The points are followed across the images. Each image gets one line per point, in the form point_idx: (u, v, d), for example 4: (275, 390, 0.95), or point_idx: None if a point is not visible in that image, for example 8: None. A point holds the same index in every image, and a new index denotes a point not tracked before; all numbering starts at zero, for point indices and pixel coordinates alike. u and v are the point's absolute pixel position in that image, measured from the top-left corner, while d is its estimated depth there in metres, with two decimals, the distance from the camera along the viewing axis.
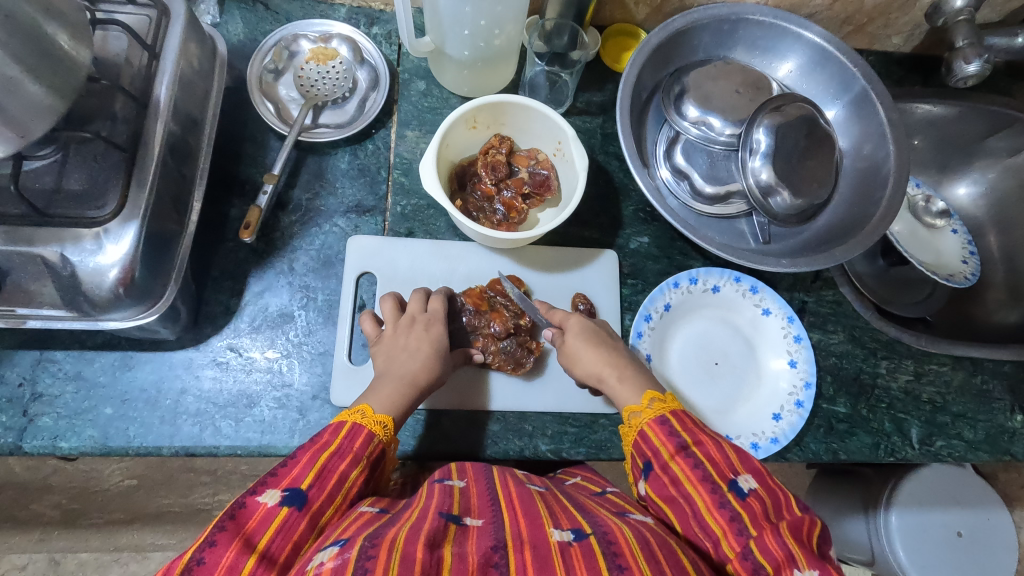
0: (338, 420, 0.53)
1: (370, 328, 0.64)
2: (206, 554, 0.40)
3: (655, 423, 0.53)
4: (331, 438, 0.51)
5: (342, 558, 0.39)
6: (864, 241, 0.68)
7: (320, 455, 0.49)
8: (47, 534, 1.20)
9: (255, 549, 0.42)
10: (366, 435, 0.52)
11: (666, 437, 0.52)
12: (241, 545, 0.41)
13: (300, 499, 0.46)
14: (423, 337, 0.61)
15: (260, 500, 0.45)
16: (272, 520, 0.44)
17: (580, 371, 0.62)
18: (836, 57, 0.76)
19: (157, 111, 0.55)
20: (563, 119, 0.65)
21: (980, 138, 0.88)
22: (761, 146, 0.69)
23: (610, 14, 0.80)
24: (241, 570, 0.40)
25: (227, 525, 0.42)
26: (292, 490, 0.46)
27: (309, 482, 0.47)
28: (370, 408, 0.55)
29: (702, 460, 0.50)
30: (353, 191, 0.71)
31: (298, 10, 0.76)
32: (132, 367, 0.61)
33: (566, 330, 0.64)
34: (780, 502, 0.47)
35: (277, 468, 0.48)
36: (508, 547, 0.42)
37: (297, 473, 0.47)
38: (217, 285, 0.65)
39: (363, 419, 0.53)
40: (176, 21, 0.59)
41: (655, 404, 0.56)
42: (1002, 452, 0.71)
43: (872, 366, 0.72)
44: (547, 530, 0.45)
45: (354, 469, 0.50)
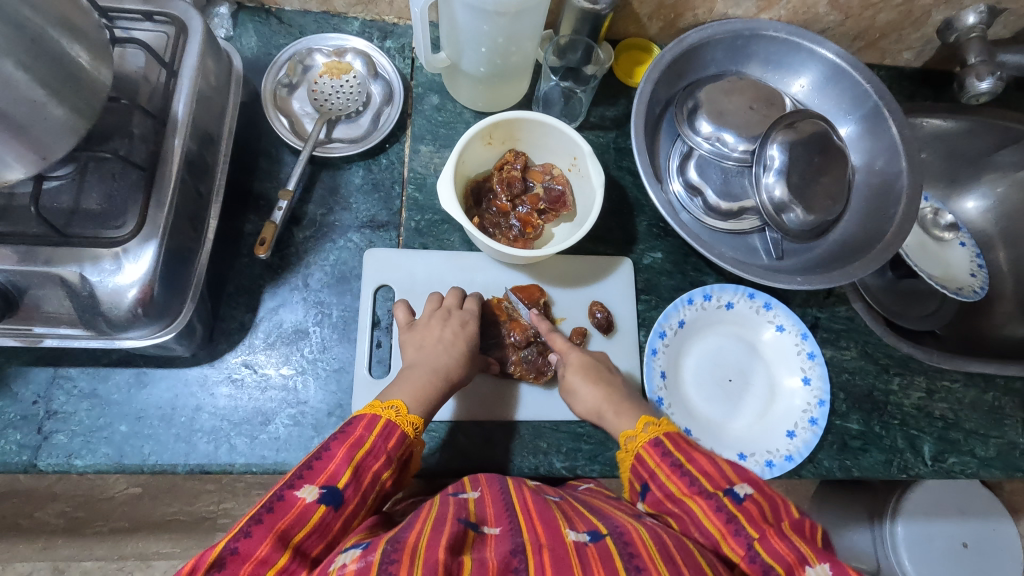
0: (370, 413, 0.52)
1: (403, 317, 0.64)
2: (240, 544, 0.41)
3: (650, 447, 0.54)
4: (366, 434, 0.50)
5: (365, 561, 0.40)
6: (878, 258, 0.68)
7: (356, 453, 0.49)
8: (52, 543, 1.20)
9: (290, 544, 0.42)
10: (399, 435, 0.52)
11: (661, 459, 0.53)
12: (274, 541, 0.42)
13: (337, 499, 0.46)
14: (459, 332, 0.63)
15: (298, 495, 0.45)
16: (308, 519, 0.44)
17: (580, 406, 0.61)
18: (849, 73, 0.76)
19: (175, 129, 0.55)
20: (578, 136, 0.64)
21: (990, 152, 0.89)
22: (775, 163, 0.70)
23: (623, 28, 0.79)
24: (272, 565, 0.41)
25: (264, 518, 0.43)
26: (329, 488, 0.46)
27: (345, 480, 0.47)
28: (404, 405, 0.54)
29: (697, 476, 0.50)
30: (367, 207, 0.71)
31: (312, 24, 0.76)
32: (147, 385, 0.61)
33: (567, 364, 0.64)
34: (777, 504, 0.48)
35: (313, 459, 0.48)
36: (527, 552, 0.42)
37: (335, 469, 0.47)
38: (232, 301, 0.65)
39: (397, 416, 0.53)
40: (193, 37, 0.58)
41: (650, 428, 0.56)
42: (1015, 469, 0.71)
43: (884, 383, 0.72)
44: (562, 530, 0.46)
45: (387, 470, 0.50)
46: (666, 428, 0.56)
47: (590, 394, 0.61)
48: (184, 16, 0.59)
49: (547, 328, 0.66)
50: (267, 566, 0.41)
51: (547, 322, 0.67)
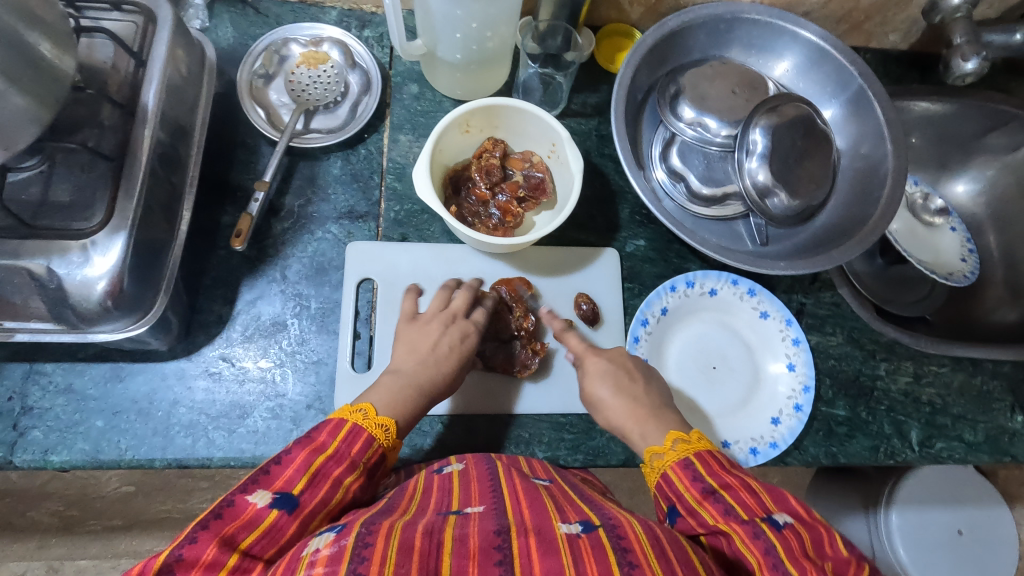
0: (337, 418, 0.52)
1: (409, 307, 0.65)
2: (185, 550, 0.39)
3: (678, 469, 0.50)
4: (329, 439, 0.49)
5: (338, 545, 0.38)
6: (863, 242, 0.67)
7: (316, 457, 0.48)
8: (46, 541, 1.20)
9: (238, 548, 0.41)
10: (365, 439, 0.51)
11: (691, 484, 0.48)
12: (222, 543, 0.40)
13: (291, 504, 0.45)
14: (456, 346, 0.61)
15: (249, 500, 0.44)
16: (260, 522, 0.43)
17: (603, 419, 0.59)
18: (833, 56, 0.75)
19: (145, 118, 0.54)
20: (556, 120, 0.64)
21: (979, 135, 0.88)
22: (757, 147, 0.68)
23: (604, 13, 0.78)
24: (220, 569, 0.39)
25: (210, 523, 0.41)
26: (283, 494, 0.45)
27: (301, 486, 0.46)
28: (372, 408, 0.54)
29: (733, 505, 0.46)
30: (346, 197, 0.70)
31: (288, 14, 0.75)
32: (123, 379, 0.60)
33: (584, 371, 0.62)
34: (820, 537, 0.44)
35: (270, 465, 0.47)
36: (512, 532, 0.41)
37: (291, 474, 0.46)
38: (210, 293, 0.64)
39: (365, 420, 0.52)
40: (162, 26, 0.57)
41: (679, 447, 0.52)
42: (1003, 453, 0.70)
43: (871, 368, 0.71)
44: (553, 524, 0.42)
45: (350, 474, 0.48)
46: (697, 448, 0.52)
47: (610, 406, 0.58)
48: (153, 5, 0.58)
49: (558, 328, 0.65)
50: (216, 570, 0.39)
51: (559, 321, 0.66)
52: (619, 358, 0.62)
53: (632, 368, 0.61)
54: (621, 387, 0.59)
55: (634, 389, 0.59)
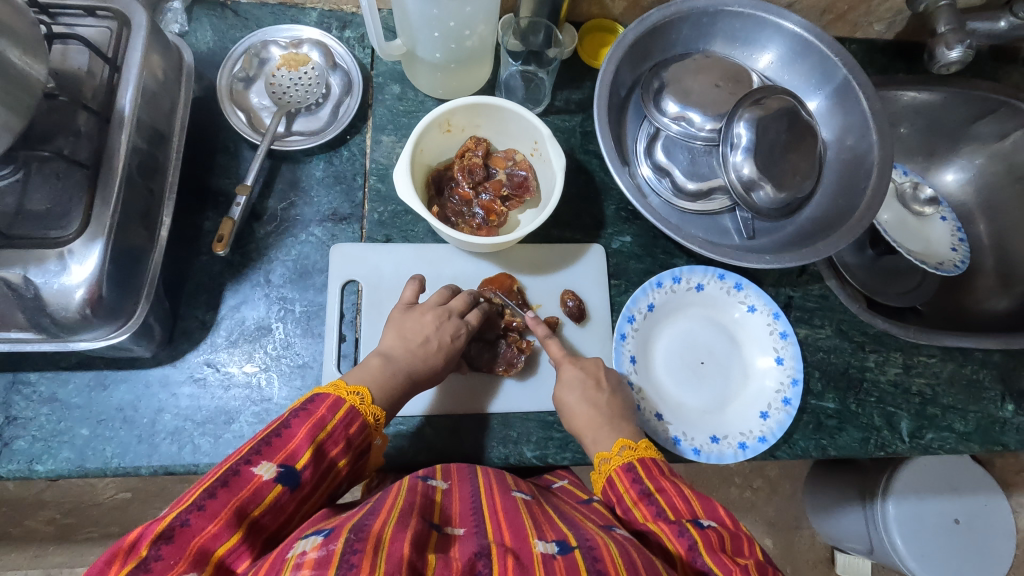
0: (334, 394, 0.52)
1: (409, 295, 0.63)
2: (192, 517, 0.40)
3: (621, 472, 0.53)
4: (328, 416, 0.50)
5: (326, 550, 0.38)
6: (849, 234, 0.67)
7: (317, 433, 0.48)
8: (44, 550, 1.19)
9: (245, 520, 0.42)
10: (360, 422, 0.51)
11: (631, 485, 0.52)
12: (230, 517, 0.41)
13: (293, 480, 0.45)
14: (446, 343, 0.60)
15: (255, 471, 0.44)
16: (265, 496, 0.44)
17: (569, 424, 0.60)
18: (816, 47, 0.74)
19: (121, 124, 0.54)
20: (538, 119, 0.63)
21: (967, 123, 0.87)
22: (742, 140, 0.68)
23: (586, 9, 0.78)
24: (223, 542, 0.40)
25: (217, 492, 0.42)
26: (287, 468, 0.45)
27: (304, 461, 0.46)
28: (369, 393, 0.53)
29: (663, 507, 0.49)
30: (329, 199, 0.69)
31: (268, 16, 0.74)
32: (108, 387, 0.60)
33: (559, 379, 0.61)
34: (739, 542, 0.46)
35: (272, 436, 0.47)
36: (492, 555, 0.41)
37: (295, 448, 0.47)
38: (193, 300, 0.64)
39: (361, 404, 0.52)
40: (137, 31, 0.57)
41: (625, 452, 0.55)
42: (994, 443, 0.70)
43: (860, 360, 0.71)
44: (530, 542, 0.43)
45: (344, 457, 0.49)
46: (641, 452, 0.55)
47: (576, 415, 0.59)
48: (128, 10, 0.58)
49: (542, 333, 0.64)
50: (219, 542, 0.40)
51: (543, 326, 0.64)
52: (594, 369, 0.62)
53: (601, 379, 0.61)
54: (586, 394, 0.59)
55: (599, 400, 0.59)
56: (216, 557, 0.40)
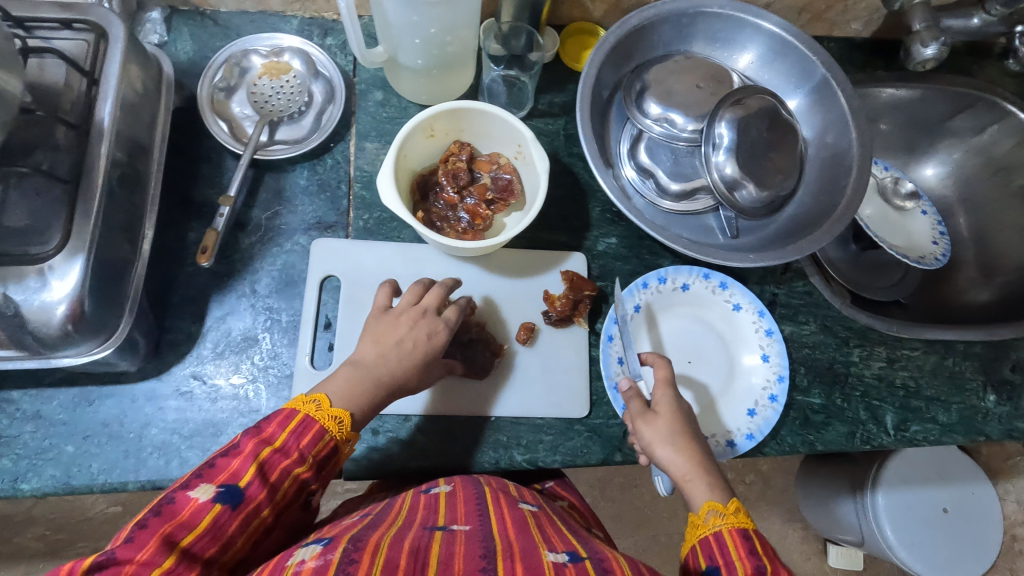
0: (287, 409, 0.51)
1: (382, 299, 0.61)
2: (120, 548, 0.40)
3: (736, 536, 0.50)
4: (277, 431, 0.49)
5: (324, 558, 0.39)
6: (830, 231, 0.68)
7: (262, 449, 0.48)
8: (34, 567, 1.18)
9: (177, 547, 0.42)
10: (315, 431, 0.51)
11: (745, 556, 0.48)
12: (160, 544, 0.41)
13: (236, 497, 0.45)
14: (421, 342, 0.58)
15: (191, 494, 0.44)
16: (202, 517, 0.43)
17: (662, 456, 0.56)
18: (795, 46, 0.75)
19: (100, 137, 0.54)
20: (520, 122, 0.63)
21: (945, 119, 0.89)
22: (724, 140, 0.69)
23: (567, 12, 0.78)
24: (156, 567, 0.40)
25: (148, 522, 0.42)
26: (227, 486, 0.45)
27: (247, 478, 0.46)
28: (327, 399, 0.53)
29: None
30: (314, 208, 0.69)
31: (249, 25, 0.74)
32: (93, 402, 0.59)
33: (658, 411, 0.59)
34: None
35: (218, 457, 0.47)
36: (498, 557, 0.41)
37: (236, 467, 0.46)
38: (178, 311, 0.63)
39: (317, 412, 0.51)
40: (115, 43, 0.56)
41: (740, 516, 0.51)
42: (977, 433, 0.71)
43: (845, 355, 0.72)
44: (541, 551, 0.43)
45: (299, 467, 0.49)
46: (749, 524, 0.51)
47: (675, 453, 0.56)
48: (105, 22, 0.57)
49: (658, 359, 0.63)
50: (150, 569, 0.40)
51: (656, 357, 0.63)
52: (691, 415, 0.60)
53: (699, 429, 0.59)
54: (684, 436, 0.57)
55: (695, 443, 0.57)
56: None
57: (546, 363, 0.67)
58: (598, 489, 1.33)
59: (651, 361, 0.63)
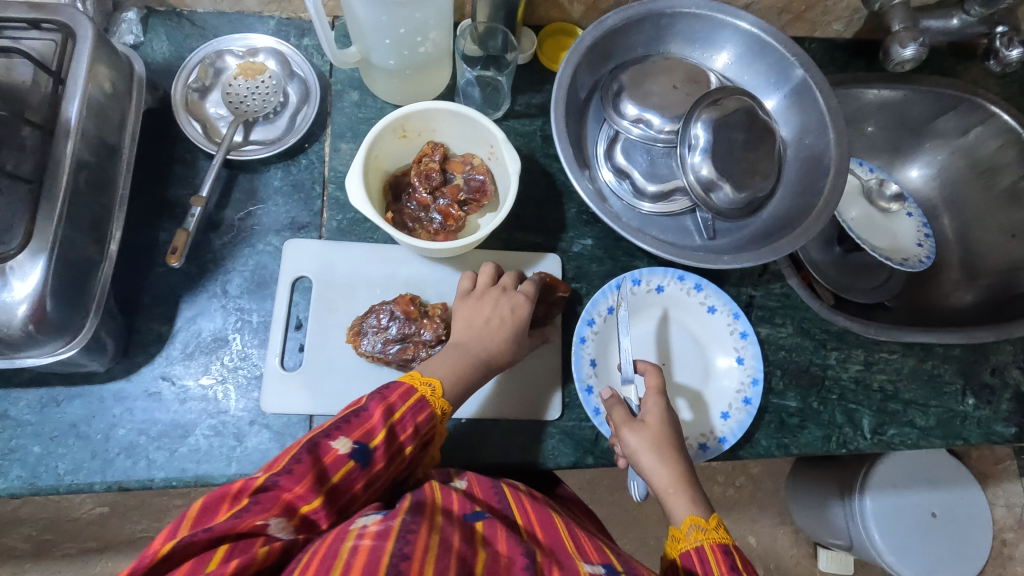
0: (408, 385, 0.52)
1: (466, 283, 0.64)
2: (281, 479, 0.42)
3: (718, 551, 0.51)
4: (399, 404, 0.50)
5: (386, 524, 0.41)
6: (806, 233, 0.67)
7: (388, 417, 0.49)
8: (20, 567, 1.18)
9: (326, 485, 0.44)
10: (429, 411, 0.52)
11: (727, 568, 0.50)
12: (312, 482, 0.43)
13: (365, 458, 0.47)
14: (507, 318, 0.61)
15: (333, 444, 0.46)
16: (340, 467, 0.45)
17: (647, 466, 0.56)
18: (773, 46, 0.74)
19: (65, 137, 0.53)
20: (491, 123, 0.63)
21: (929, 120, 0.88)
22: (699, 142, 0.68)
23: (545, 13, 0.78)
24: (307, 502, 0.43)
25: (302, 460, 0.44)
26: (361, 445, 0.47)
27: (378, 441, 0.47)
28: (439, 386, 0.54)
29: None
30: (287, 208, 0.69)
31: (225, 25, 0.74)
32: (61, 403, 0.59)
33: (646, 424, 0.58)
34: None
35: (350, 415, 0.48)
36: (539, 561, 0.43)
37: (370, 428, 0.48)
38: (148, 312, 0.63)
39: (431, 396, 0.53)
40: (83, 42, 0.56)
41: (717, 530, 0.53)
42: (955, 437, 0.71)
43: (821, 358, 0.71)
44: (579, 565, 0.45)
45: (411, 443, 0.50)
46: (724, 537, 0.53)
47: (656, 469, 0.56)
48: (73, 22, 0.57)
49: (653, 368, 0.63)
50: (305, 503, 0.43)
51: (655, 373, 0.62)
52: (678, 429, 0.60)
53: (684, 444, 0.59)
54: (665, 451, 0.57)
55: (676, 458, 0.57)
56: (300, 514, 0.43)
57: (534, 364, 0.67)
58: (586, 491, 1.33)
59: (644, 369, 0.63)
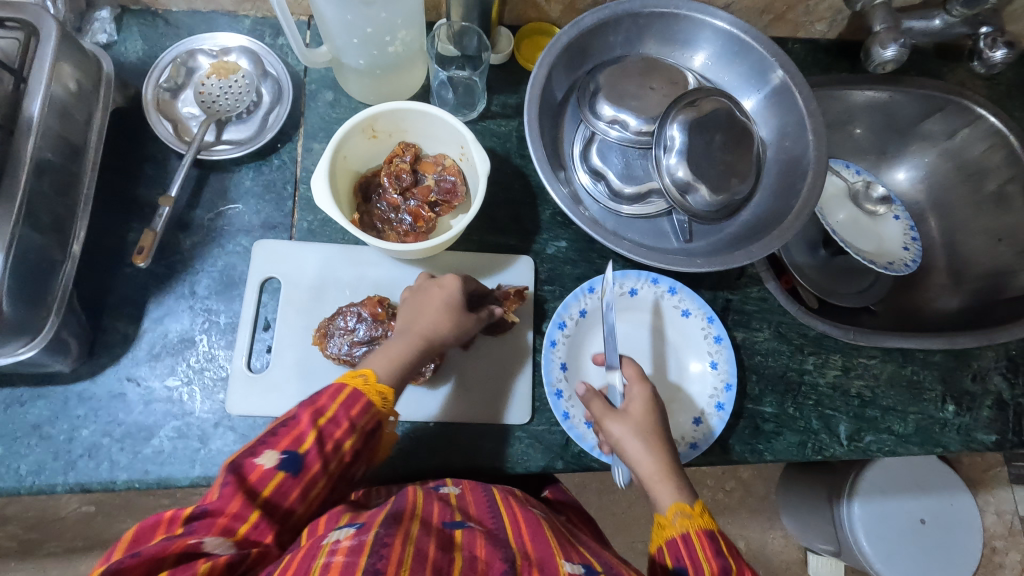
0: (340, 381, 0.51)
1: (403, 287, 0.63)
2: (211, 503, 0.43)
3: (702, 537, 0.51)
4: (329, 402, 0.49)
5: (359, 540, 0.40)
6: (783, 236, 0.66)
7: (317, 419, 0.48)
8: (6, 565, 1.18)
9: (258, 501, 0.44)
10: (364, 404, 0.51)
11: (711, 555, 0.50)
12: (244, 498, 0.44)
13: (296, 465, 0.46)
14: (435, 297, 0.59)
15: (258, 460, 0.46)
16: (269, 482, 0.45)
17: (630, 456, 0.55)
18: (753, 46, 0.73)
19: (24, 136, 0.53)
20: (461, 124, 0.62)
21: (916, 121, 0.87)
22: (675, 143, 0.67)
23: (522, 13, 0.77)
24: (245, 520, 0.43)
25: (229, 482, 0.44)
26: (289, 454, 0.46)
27: (307, 445, 0.47)
28: (373, 373, 0.53)
29: None
30: (258, 209, 0.69)
31: (199, 24, 0.74)
32: (25, 403, 0.59)
33: (628, 415, 0.57)
34: None
35: (279, 425, 0.48)
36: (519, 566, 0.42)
37: (296, 435, 0.47)
38: (115, 313, 0.63)
39: (365, 385, 0.51)
40: (46, 40, 0.56)
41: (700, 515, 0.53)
42: (934, 444, 0.69)
43: (798, 363, 0.70)
44: (558, 561, 0.43)
45: (349, 439, 0.49)
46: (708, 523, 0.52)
47: (640, 457, 0.55)
48: (37, 20, 0.56)
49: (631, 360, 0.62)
50: (240, 522, 0.43)
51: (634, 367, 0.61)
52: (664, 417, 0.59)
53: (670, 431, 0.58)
54: (649, 440, 0.56)
55: (661, 446, 0.56)
56: (239, 534, 0.43)
57: (490, 365, 0.66)
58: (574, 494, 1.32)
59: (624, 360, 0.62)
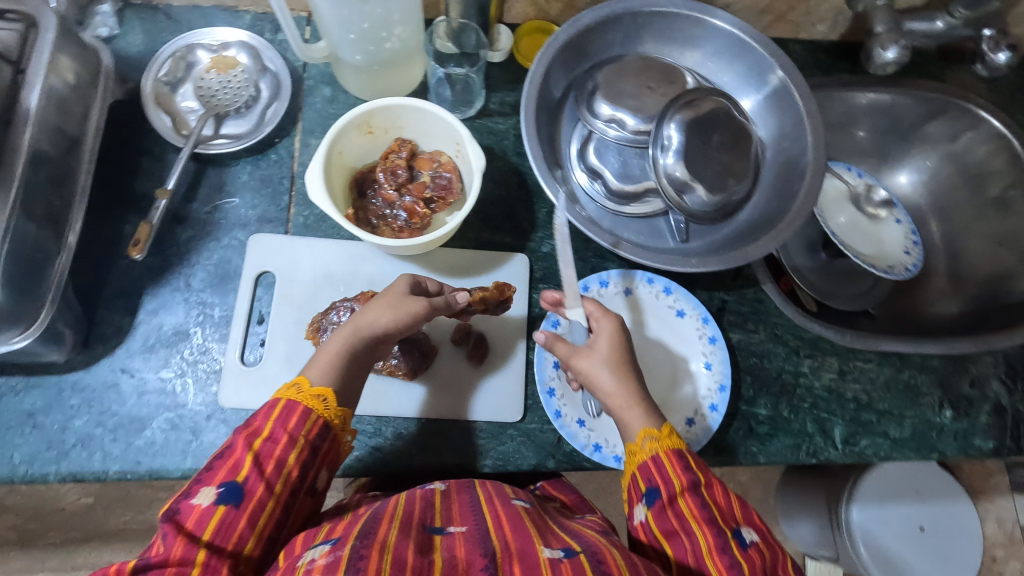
0: (274, 399, 0.52)
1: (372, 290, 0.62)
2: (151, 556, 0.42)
3: (672, 456, 0.52)
4: (263, 422, 0.50)
5: (334, 555, 0.40)
6: (779, 237, 0.66)
7: (253, 442, 0.49)
8: (6, 555, 1.19)
9: (202, 543, 0.44)
10: (301, 412, 0.51)
11: (681, 471, 0.51)
12: (186, 540, 0.43)
13: (237, 495, 0.46)
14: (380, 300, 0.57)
15: (194, 501, 0.45)
16: (209, 519, 0.45)
17: (599, 388, 0.55)
18: (753, 46, 0.73)
19: (21, 127, 0.53)
20: (456, 120, 0.62)
21: (919, 123, 0.86)
22: (672, 143, 0.66)
23: (522, 10, 0.77)
24: (193, 564, 0.42)
25: (168, 530, 0.43)
26: (227, 486, 0.46)
27: (245, 472, 0.47)
28: (306, 380, 0.53)
29: (710, 502, 0.49)
30: (254, 203, 0.69)
31: (199, 19, 0.74)
32: (19, 393, 0.59)
33: (593, 347, 0.57)
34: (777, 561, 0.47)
35: (215, 460, 0.48)
36: (498, 556, 0.41)
37: (231, 466, 0.47)
38: (110, 304, 0.63)
39: (299, 393, 0.52)
40: (45, 32, 0.57)
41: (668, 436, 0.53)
42: (930, 450, 0.69)
43: (793, 365, 0.70)
44: (537, 548, 0.43)
45: (292, 450, 0.49)
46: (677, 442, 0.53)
47: (609, 388, 0.55)
48: (36, 12, 0.57)
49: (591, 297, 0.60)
50: (189, 565, 0.42)
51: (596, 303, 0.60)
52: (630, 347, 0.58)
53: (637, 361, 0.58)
54: (614, 371, 0.55)
55: (629, 378, 0.56)
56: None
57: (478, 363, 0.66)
58: None
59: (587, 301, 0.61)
